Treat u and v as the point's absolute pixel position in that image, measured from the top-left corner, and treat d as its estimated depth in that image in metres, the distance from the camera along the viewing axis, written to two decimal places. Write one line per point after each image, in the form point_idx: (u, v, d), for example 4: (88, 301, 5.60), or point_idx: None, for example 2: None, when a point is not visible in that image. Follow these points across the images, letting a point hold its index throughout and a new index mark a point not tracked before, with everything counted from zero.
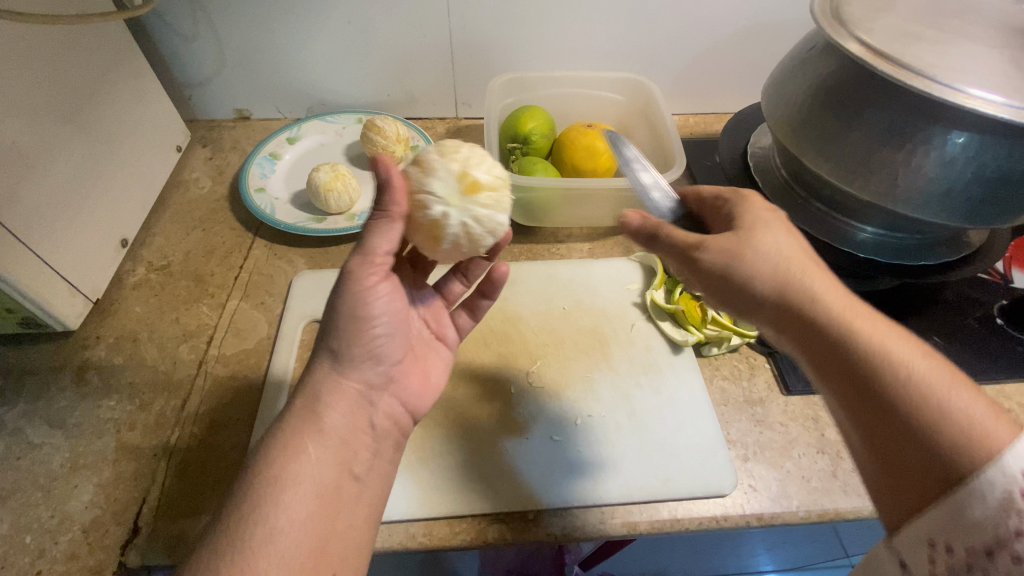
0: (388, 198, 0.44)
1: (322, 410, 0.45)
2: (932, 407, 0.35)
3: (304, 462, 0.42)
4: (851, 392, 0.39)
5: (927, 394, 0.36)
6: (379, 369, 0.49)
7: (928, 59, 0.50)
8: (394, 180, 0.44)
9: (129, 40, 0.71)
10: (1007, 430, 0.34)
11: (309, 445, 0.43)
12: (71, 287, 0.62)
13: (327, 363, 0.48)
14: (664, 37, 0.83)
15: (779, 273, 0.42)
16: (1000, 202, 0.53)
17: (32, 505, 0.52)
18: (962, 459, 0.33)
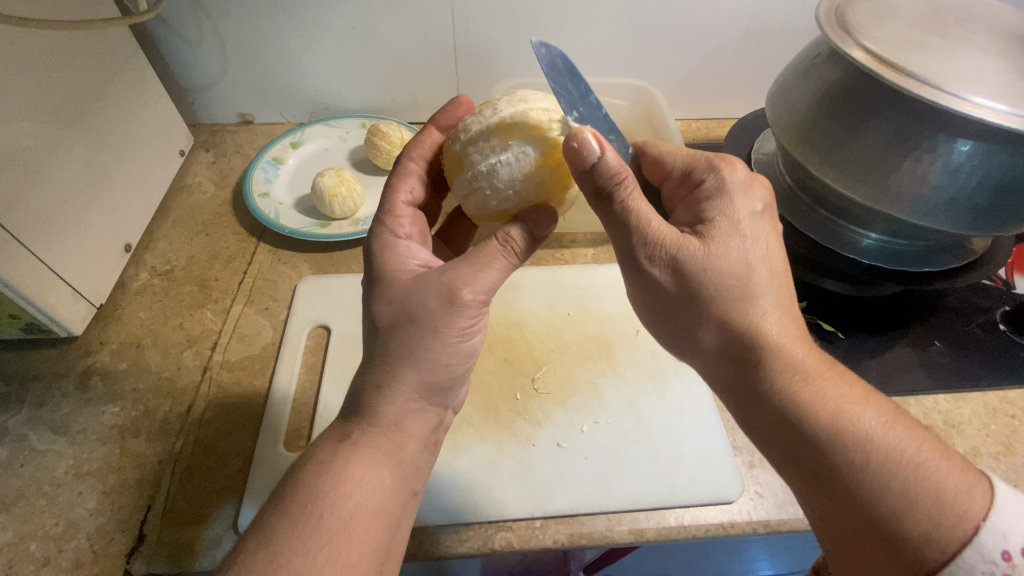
0: (526, 245, 0.48)
1: (402, 439, 0.45)
2: (890, 477, 0.37)
3: (376, 485, 0.42)
4: (817, 472, 0.40)
5: (890, 462, 0.38)
6: (453, 396, 0.50)
7: (934, 68, 0.50)
8: (541, 237, 0.49)
9: (133, 45, 0.71)
10: (979, 496, 0.36)
11: None
12: (75, 292, 0.62)
13: (412, 393, 0.45)
14: (668, 42, 0.83)
15: (749, 335, 0.43)
16: (1005, 209, 0.53)
17: (36, 512, 0.52)
18: (931, 546, 0.35)
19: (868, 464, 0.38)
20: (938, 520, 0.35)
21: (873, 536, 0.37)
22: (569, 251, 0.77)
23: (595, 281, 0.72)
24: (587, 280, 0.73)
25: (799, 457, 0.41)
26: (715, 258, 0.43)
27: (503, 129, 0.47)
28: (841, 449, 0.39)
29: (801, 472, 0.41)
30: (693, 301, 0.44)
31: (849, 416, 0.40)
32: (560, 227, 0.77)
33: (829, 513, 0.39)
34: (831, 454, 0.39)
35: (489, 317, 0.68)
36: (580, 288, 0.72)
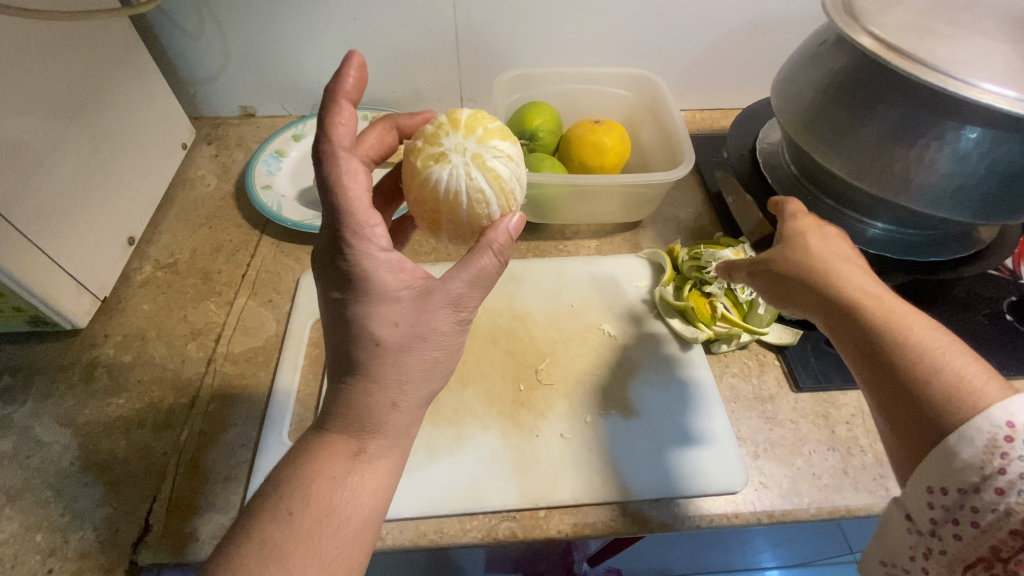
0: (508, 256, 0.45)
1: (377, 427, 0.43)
2: (930, 374, 0.37)
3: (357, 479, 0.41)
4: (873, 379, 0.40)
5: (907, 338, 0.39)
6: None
7: (943, 54, 0.49)
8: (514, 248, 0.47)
9: (134, 37, 0.70)
10: (998, 390, 0.35)
11: None
12: (78, 286, 0.62)
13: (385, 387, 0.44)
14: (672, 31, 0.83)
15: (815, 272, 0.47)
16: (1013, 197, 0.53)
17: (43, 503, 0.52)
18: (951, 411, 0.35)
19: (902, 354, 0.39)
20: (957, 401, 0.35)
21: (919, 431, 0.37)
22: (571, 243, 0.77)
23: (599, 273, 0.72)
24: (590, 272, 0.72)
25: (852, 351, 0.43)
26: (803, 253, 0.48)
27: (476, 127, 0.49)
28: (884, 341, 0.40)
29: (863, 370, 0.41)
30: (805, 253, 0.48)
31: (897, 314, 0.41)
32: (563, 219, 0.77)
33: (891, 418, 0.39)
34: (851, 340, 0.43)
35: (493, 308, 0.68)
36: (584, 279, 0.71)
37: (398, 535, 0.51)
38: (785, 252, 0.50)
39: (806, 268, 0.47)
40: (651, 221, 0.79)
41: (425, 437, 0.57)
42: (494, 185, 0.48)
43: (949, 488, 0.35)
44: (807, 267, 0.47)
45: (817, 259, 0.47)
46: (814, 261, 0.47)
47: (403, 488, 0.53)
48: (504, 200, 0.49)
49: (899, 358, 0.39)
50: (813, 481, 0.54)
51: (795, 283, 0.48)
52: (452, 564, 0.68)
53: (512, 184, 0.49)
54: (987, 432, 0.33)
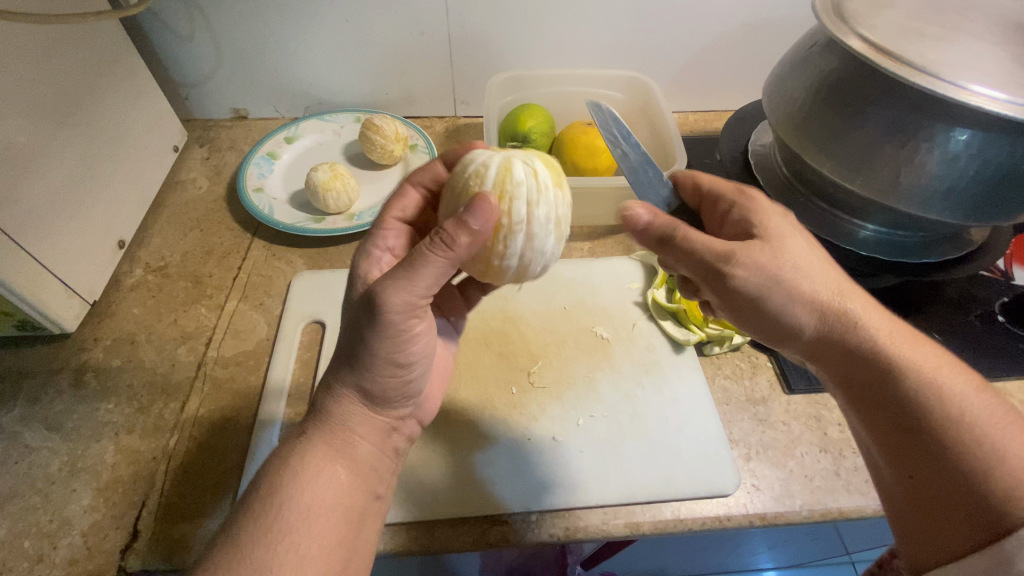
0: (463, 242, 0.40)
1: (353, 438, 0.45)
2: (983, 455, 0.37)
3: (333, 486, 0.42)
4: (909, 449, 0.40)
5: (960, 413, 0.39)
6: (410, 404, 0.51)
7: (932, 56, 0.50)
8: (483, 232, 0.40)
9: (124, 39, 0.70)
10: None
11: (342, 471, 0.43)
12: (68, 289, 0.62)
13: (357, 397, 0.46)
14: (665, 33, 0.83)
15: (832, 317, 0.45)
16: (1004, 198, 0.53)
17: (30, 509, 0.52)
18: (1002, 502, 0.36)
19: (953, 433, 0.39)
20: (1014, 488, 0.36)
21: (964, 511, 0.37)
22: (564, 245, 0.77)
23: (591, 275, 0.72)
24: (583, 274, 0.72)
25: (884, 411, 0.42)
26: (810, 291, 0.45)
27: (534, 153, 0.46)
28: (929, 416, 0.40)
29: (894, 432, 0.42)
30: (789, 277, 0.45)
31: (942, 380, 0.41)
32: None
33: (924, 485, 0.39)
34: (885, 399, 0.42)
35: (485, 311, 0.68)
36: (576, 282, 0.71)
37: (388, 540, 0.51)
38: (772, 278, 0.45)
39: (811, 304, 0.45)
40: None
41: (416, 441, 0.56)
42: (492, 188, 0.43)
43: None
44: (806, 308, 0.45)
45: (841, 306, 0.45)
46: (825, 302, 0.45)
47: (394, 493, 0.53)
48: (504, 206, 0.43)
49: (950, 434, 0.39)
50: (805, 484, 0.54)
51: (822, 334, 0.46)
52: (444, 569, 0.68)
53: (518, 192, 0.43)
54: None
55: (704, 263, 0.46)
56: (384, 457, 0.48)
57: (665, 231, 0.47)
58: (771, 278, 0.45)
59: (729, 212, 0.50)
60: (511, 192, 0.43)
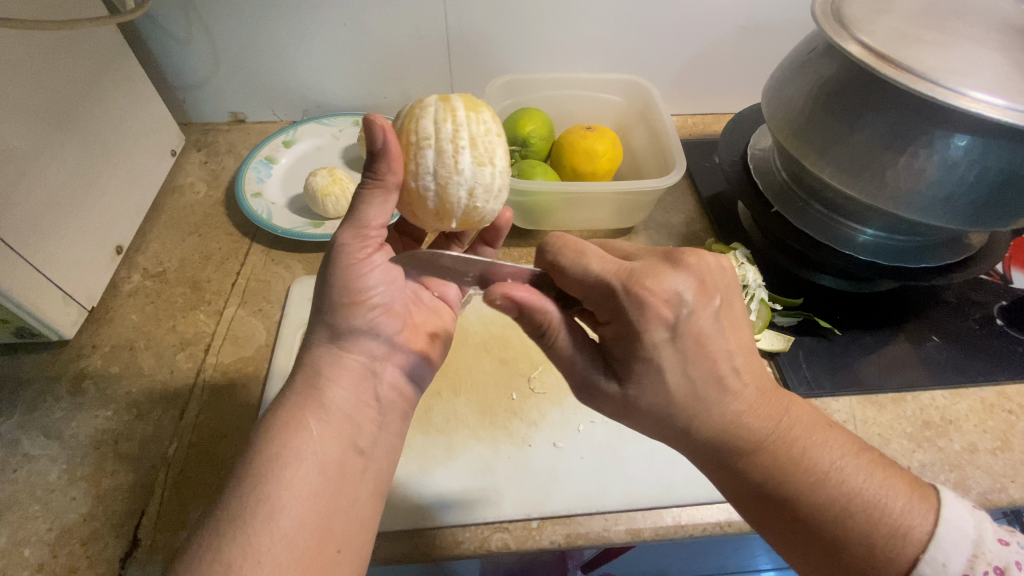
0: (387, 164, 0.40)
1: (324, 387, 0.46)
2: (856, 525, 0.39)
3: (307, 439, 0.43)
4: (794, 529, 0.40)
5: (830, 487, 0.40)
6: (381, 340, 0.49)
7: (932, 61, 0.50)
8: (391, 147, 0.40)
9: (121, 44, 0.70)
10: (920, 515, 0.39)
11: (312, 423, 0.44)
12: (66, 296, 0.62)
13: (325, 338, 0.47)
14: (663, 36, 0.82)
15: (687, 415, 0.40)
16: (1003, 205, 0.53)
17: (29, 518, 0.51)
18: (881, 569, 0.38)
19: (827, 511, 0.39)
20: (886, 550, 0.38)
21: None
22: None
23: None
24: None
25: (766, 502, 0.41)
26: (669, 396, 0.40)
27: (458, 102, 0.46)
28: (796, 497, 0.40)
29: (770, 515, 0.41)
30: (664, 394, 0.39)
31: (804, 454, 0.40)
32: (555, 225, 0.77)
33: (806, 558, 0.41)
34: (747, 479, 0.41)
35: (485, 316, 0.68)
36: None
37: (389, 548, 0.51)
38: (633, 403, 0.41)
39: (667, 410, 0.40)
40: (645, 227, 0.79)
41: (417, 449, 0.56)
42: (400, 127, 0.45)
43: None
44: (665, 403, 0.40)
45: (697, 402, 0.40)
46: (680, 403, 0.39)
47: (392, 500, 0.53)
48: (413, 135, 0.43)
49: (824, 520, 0.39)
50: None
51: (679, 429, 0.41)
52: None
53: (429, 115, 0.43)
54: None
55: (586, 367, 0.42)
56: (371, 429, 0.47)
57: (542, 320, 0.41)
58: (626, 400, 0.41)
59: (614, 318, 0.39)
60: (415, 124, 0.43)
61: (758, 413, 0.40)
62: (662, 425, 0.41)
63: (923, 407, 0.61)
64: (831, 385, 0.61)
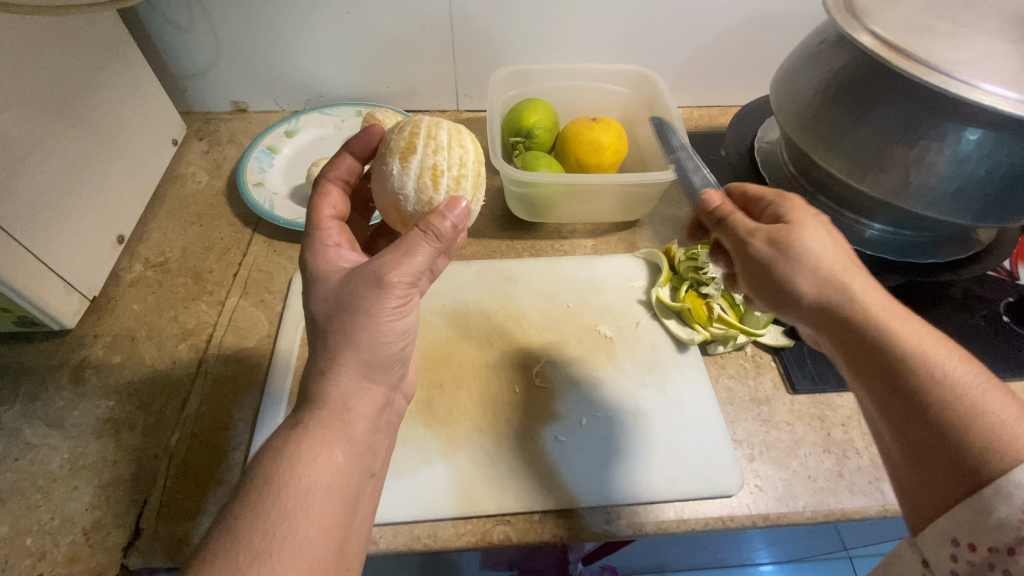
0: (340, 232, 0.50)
1: (351, 417, 0.42)
2: (981, 432, 0.32)
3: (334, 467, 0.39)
4: (887, 391, 0.37)
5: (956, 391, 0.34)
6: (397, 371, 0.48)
7: (945, 53, 0.49)
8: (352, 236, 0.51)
9: (120, 30, 0.69)
10: None
11: (339, 451, 0.40)
12: (66, 285, 0.61)
13: (358, 372, 0.43)
14: (671, 26, 0.81)
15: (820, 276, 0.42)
16: (1014, 199, 0.52)
17: (31, 507, 0.51)
18: (986, 459, 0.32)
19: (934, 392, 0.35)
20: (1000, 463, 0.31)
21: (948, 463, 0.33)
22: (568, 242, 0.76)
23: (595, 272, 0.72)
24: (588, 271, 0.72)
25: (871, 384, 0.38)
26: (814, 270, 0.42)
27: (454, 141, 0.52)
28: (898, 358, 0.37)
29: (872, 392, 0.38)
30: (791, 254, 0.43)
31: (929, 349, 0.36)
32: (559, 218, 0.76)
33: (919, 473, 0.35)
34: (855, 341, 0.40)
35: (488, 309, 0.67)
36: (580, 279, 0.71)
37: (391, 539, 0.51)
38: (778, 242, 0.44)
39: (815, 286, 0.42)
40: (649, 220, 0.78)
41: (418, 441, 0.56)
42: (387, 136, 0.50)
43: (980, 544, 0.31)
44: (815, 282, 0.42)
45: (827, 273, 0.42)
46: (833, 282, 0.42)
47: (392, 492, 0.52)
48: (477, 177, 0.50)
49: (957, 419, 0.33)
50: (809, 485, 0.54)
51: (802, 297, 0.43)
52: (445, 565, 0.68)
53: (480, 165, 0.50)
54: None
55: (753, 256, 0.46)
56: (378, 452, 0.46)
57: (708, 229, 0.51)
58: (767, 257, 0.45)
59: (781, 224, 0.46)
60: (420, 129, 0.48)
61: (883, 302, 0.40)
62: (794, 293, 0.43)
63: None
64: (834, 381, 0.61)
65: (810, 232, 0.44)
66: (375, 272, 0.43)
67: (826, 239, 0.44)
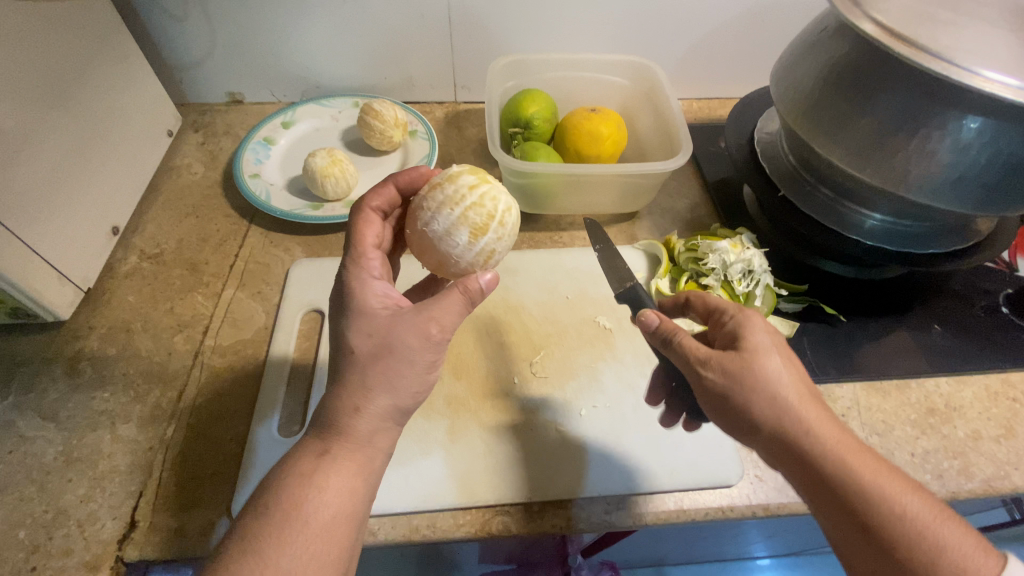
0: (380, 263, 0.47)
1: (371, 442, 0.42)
2: None
3: (344, 483, 0.40)
4: (856, 535, 0.39)
5: (922, 534, 0.38)
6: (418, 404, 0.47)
7: (947, 39, 0.48)
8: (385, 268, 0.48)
9: (114, 19, 0.68)
10: (991, 562, 0.37)
11: (353, 472, 0.41)
12: (60, 276, 0.61)
13: (390, 409, 0.42)
14: (671, 17, 0.81)
15: (775, 407, 0.41)
16: (1014, 188, 0.52)
17: (25, 499, 0.51)
18: None
19: (904, 536, 0.38)
20: None
21: None
22: (567, 234, 0.76)
23: (594, 263, 0.71)
24: (587, 262, 0.71)
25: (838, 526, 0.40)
26: (771, 399, 0.41)
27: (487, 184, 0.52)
28: (867, 505, 0.39)
29: (835, 527, 0.41)
30: (750, 384, 0.42)
31: (893, 494, 0.39)
32: (558, 209, 0.76)
33: None
34: (818, 481, 0.41)
35: (487, 300, 0.67)
36: (579, 271, 0.71)
37: (389, 530, 0.50)
38: (738, 380, 0.42)
39: (773, 418, 0.42)
40: (648, 212, 0.78)
41: (416, 432, 0.56)
42: (454, 193, 0.48)
43: None
44: (771, 412, 0.42)
45: (783, 409, 0.41)
46: (788, 418, 0.41)
47: (391, 483, 0.52)
48: None
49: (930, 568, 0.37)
50: None
51: (758, 430, 0.42)
52: (444, 558, 0.68)
53: None
54: None
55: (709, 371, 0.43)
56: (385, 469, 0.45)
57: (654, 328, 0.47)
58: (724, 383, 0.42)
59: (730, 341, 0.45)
60: (495, 210, 0.48)
61: (836, 437, 0.41)
62: (751, 424, 0.42)
63: (928, 393, 0.60)
64: (834, 371, 0.61)
65: (766, 356, 0.43)
66: (427, 324, 0.42)
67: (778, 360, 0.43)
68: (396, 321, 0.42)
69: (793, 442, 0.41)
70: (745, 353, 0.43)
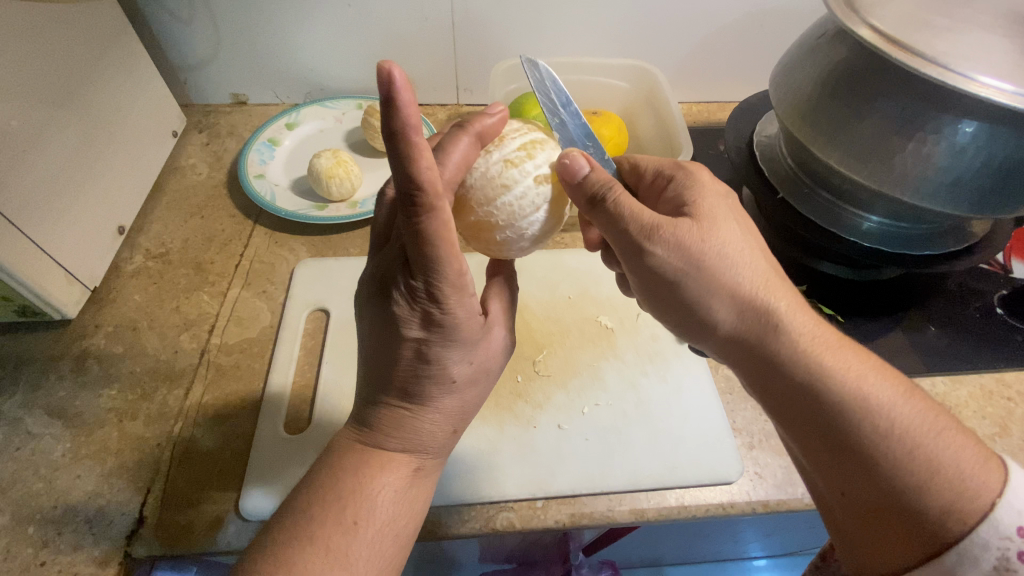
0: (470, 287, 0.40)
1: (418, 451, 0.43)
2: (933, 483, 0.35)
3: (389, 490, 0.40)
4: (829, 440, 0.39)
5: (908, 442, 0.36)
6: None
7: (943, 46, 0.49)
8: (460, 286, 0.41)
9: (120, 20, 0.69)
10: (995, 474, 0.35)
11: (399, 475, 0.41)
12: (68, 274, 0.61)
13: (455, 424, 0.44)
14: (670, 21, 0.82)
15: (742, 301, 0.41)
16: (1009, 191, 0.53)
17: (34, 495, 0.51)
18: (946, 521, 0.34)
19: (879, 436, 0.37)
20: (956, 518, 0.34)
21: (902, 518, 0.36)
22: (569, 235, 0.76)
23: (595, 264, 0.72)
24: (588, 263, 0.72)
25: (809, 437, 0.40)
26: (729, 288, 0.41)
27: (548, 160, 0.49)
28: (836, 405, 0.38)
29: (809, 435, 0.40)
30: (708, 270, 0.41)
31: (866, 390, 0.38)
32: None
33: (865, 524, 0.38)
34: (786, 383, 0.40)
35: None
36: (581, 271, 0.71)
37: None
38: (693, 262, 0.41)
39: (735, 309, 0.41)
40: None
41: None
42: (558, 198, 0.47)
43: None
44: (735, 310, 0.41)
45: (748, 301, 0.41)
46: (755, 312, 0.41)
47: None
48: None
49: (916, 476, 0.35)
50: None
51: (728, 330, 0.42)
52: (446, 556, 0.69)
53: None
54: (996, 549, 0.33)
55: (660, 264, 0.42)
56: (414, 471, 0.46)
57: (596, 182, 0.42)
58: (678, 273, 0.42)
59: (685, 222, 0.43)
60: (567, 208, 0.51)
61: (810, 334, 0.40)
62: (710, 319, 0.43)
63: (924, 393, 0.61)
64: None
65: (724, 225, 0.42)
66: (506, 335, 0.46)
67: (737, 232, 0.42)
68: (489, 340, 0.43)
69: (764, 339, 0.41)
70: (703, 227, 0.41)
